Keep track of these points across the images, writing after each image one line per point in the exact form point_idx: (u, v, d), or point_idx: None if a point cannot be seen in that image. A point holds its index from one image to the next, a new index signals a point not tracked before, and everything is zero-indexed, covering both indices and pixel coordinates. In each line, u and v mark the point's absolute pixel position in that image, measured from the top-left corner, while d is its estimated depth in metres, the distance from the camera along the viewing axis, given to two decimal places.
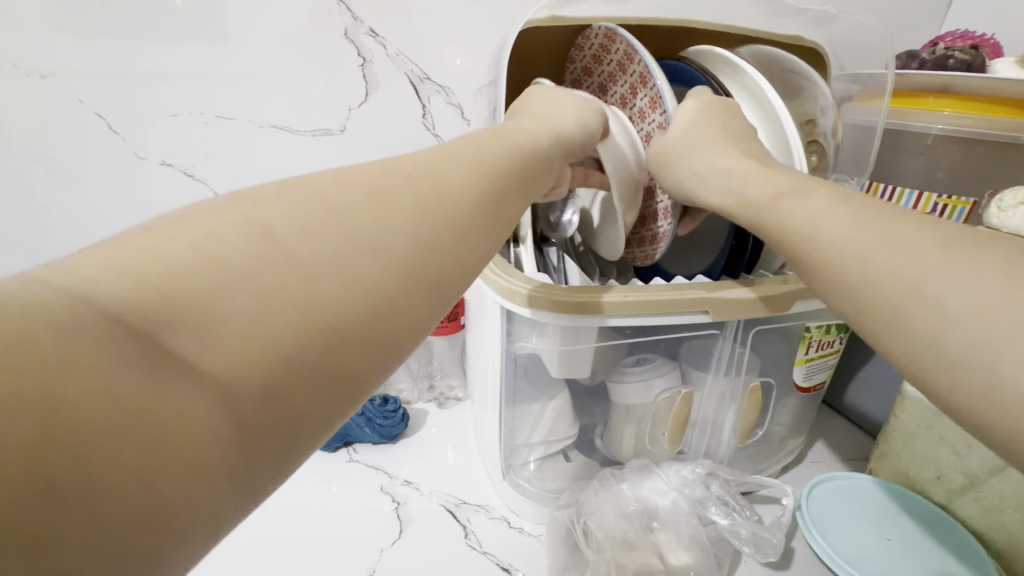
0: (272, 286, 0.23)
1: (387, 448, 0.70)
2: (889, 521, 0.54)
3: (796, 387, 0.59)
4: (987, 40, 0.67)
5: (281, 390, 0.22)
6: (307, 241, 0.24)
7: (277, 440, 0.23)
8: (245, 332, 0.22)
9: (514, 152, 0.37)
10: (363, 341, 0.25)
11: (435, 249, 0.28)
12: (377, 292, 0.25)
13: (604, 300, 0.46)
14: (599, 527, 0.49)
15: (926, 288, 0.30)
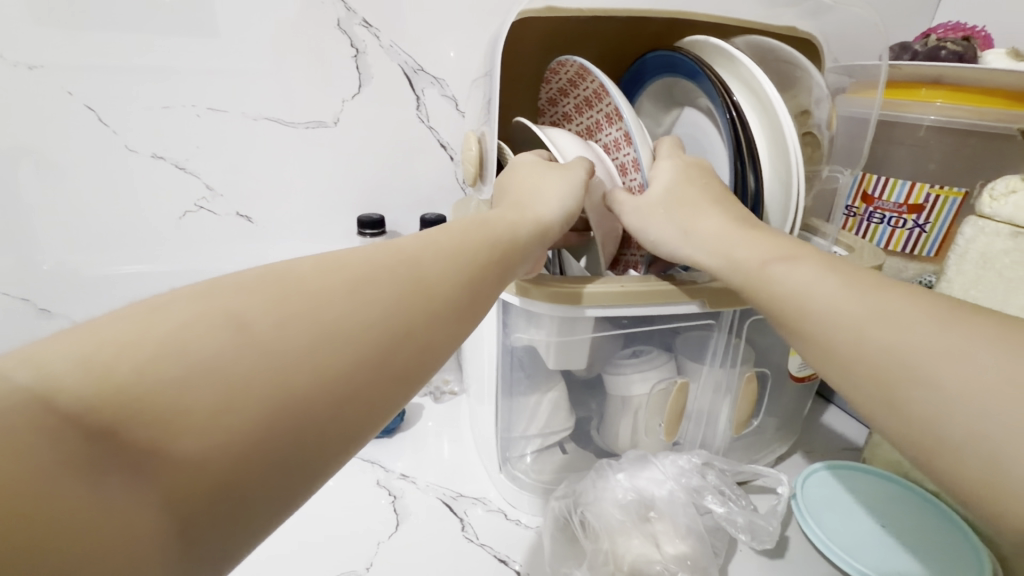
0: (239, 385, 0.24)
1: (383, 443, 0.70)
2: (883, 508, 0.54)
3: (791, 377, 0.60)
4: (979, 31, 0.68)
5: (232, 478, 0.23)
6: (278, 339, 0.26)
7: (221, 529, 0.23)
8: (209, 433, 0.23)
9: (492, 233, 0.39)
10: (322, 439, 0.26)
11: (402, 339, 0.30)
12: (338, 386, 0.27)
13: (587, 290, 0.46)
14: (597, 518, 0.49)
15: (922, 368, 0.30)
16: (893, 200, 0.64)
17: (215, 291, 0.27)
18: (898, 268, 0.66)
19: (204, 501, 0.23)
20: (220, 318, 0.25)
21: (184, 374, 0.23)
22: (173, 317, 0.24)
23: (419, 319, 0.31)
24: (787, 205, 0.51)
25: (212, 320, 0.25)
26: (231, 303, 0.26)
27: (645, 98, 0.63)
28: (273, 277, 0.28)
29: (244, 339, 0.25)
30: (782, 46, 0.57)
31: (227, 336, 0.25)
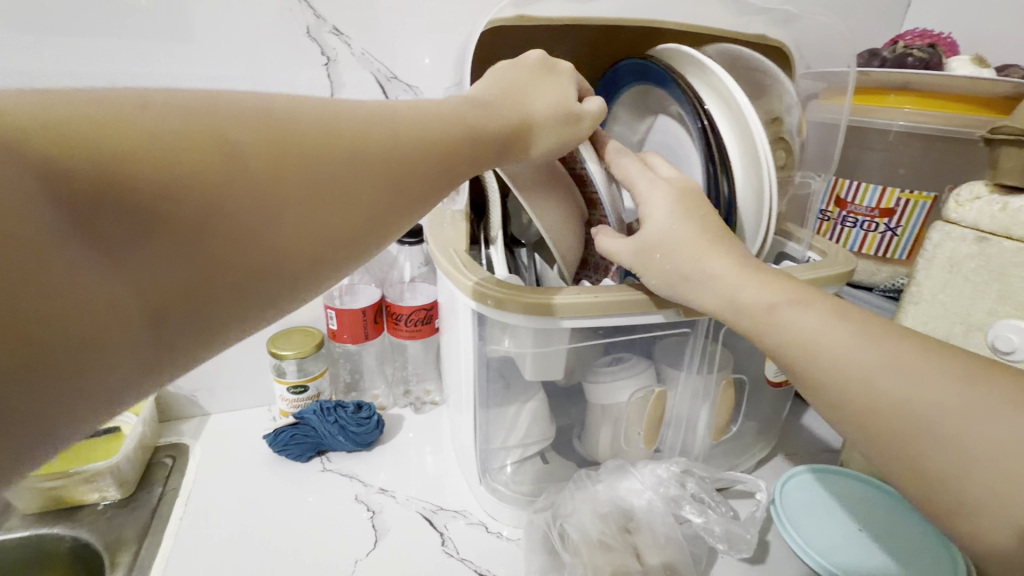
0: (83, 279, 0.20)
1: (362, 456, 0.69)
2: (859, 511, 0.55)
3: (768, 382, 0.60)
4: (945, 39, 0.69)
5: (124, 329, 0.22)
6: (152, 220, 0.22)
7: (103, 372, 0.22)
8: (47, 327, 0.20)
9: (466, 129, 0.34)
10: (190, 327, 0.24)
11: (310, 242, 0.26)
12: (219, 281, 0.24)
13: (558, 300, 0.46)
14: (576, 530, 0.49)
15: (927, 425, 0.31)
16: (866, 204, 0.64)
17: (84, 111, 0.21)
18: (871, 271, 0.67)
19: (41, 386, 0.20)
20: (73, 176, 0.20)
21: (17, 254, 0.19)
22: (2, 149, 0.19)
23: (340, 224, 0.27)
24: (758, 215, 0.51)
25: (59, 177, 0.20)
26: (99, 127, 0.21)
27: (619, 105, 0.63)
28: (171, 114, 0.23)
29: (103, 218, 0.21)
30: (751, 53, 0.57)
31: (83, 215, 0.20)
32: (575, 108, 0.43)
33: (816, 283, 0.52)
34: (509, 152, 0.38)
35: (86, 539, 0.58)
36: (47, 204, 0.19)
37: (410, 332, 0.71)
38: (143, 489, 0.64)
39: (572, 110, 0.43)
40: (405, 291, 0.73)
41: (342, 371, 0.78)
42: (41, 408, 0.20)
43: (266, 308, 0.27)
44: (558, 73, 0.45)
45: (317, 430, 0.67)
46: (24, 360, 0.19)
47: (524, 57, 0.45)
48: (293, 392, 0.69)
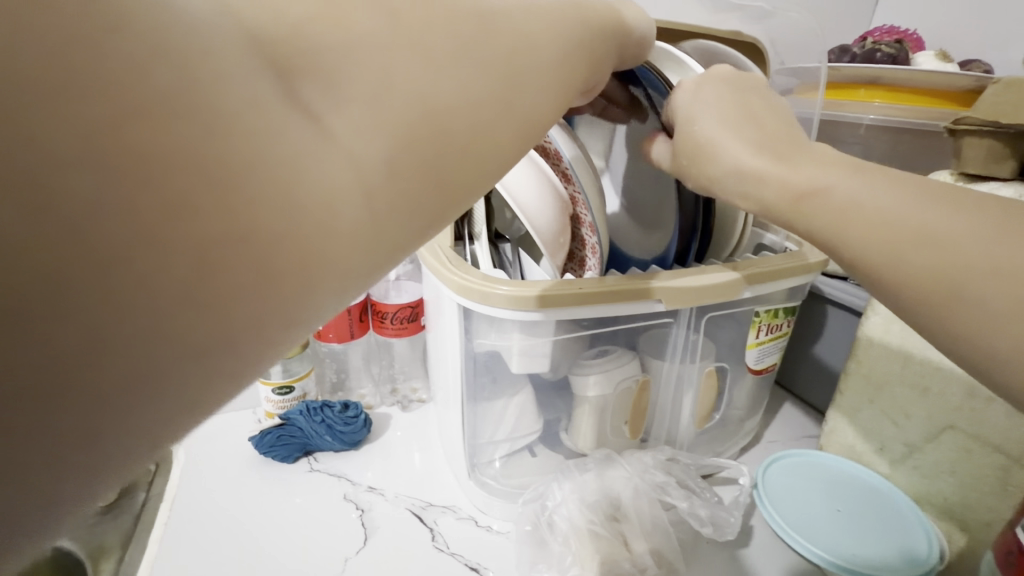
0: (288, 150, 0.18)
1: (350, 455, 0.69)
2: (839, 494, 0.56)
3: (749, 370, 0.61)
4: (912, 35, 0.71)
5: (329, 199, 0.19)
6: (349, 89, 0.19)
7: (313, 254, 0.19)
8: (247, 210, 0.17)
9: (603, 23, 0.31)
10: (390, 222, 0.21)
11: (489, 124, 0.23)
12: (410, 167, 0.21)
13: (656, 286, 0.49)
14: (564, 519, 0.49)
15: (970, 284, 0.28)
16: None
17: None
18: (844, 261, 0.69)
19: (251, 283, 0.17)
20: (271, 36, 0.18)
21: (222, 110, 0.16)
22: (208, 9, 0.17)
23: (509, 106, 0.24)
24: (736, 218, 0.57)
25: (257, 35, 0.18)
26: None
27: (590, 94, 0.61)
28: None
29: (307, 85, 0.18)
30: (727, 51, 0.60)
31: (285, 76, 0.18)
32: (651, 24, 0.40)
33: (790, 274, 0.54)
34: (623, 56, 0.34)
35: (68, 547, 0.57)
36: (251, 65, 0.17)
37: (396, 330, 0.71)
38: (125, 494, 0.62)
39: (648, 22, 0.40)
40: (390, 289, 0.73)
41: (327, 371, 0.77)
42: (253, 307, 0.18)
43: (460, 192, 0.23)
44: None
45: (304, 430, 0.67)
46: (233, 240, 0.17)
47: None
48: (278, 392, 0.69)
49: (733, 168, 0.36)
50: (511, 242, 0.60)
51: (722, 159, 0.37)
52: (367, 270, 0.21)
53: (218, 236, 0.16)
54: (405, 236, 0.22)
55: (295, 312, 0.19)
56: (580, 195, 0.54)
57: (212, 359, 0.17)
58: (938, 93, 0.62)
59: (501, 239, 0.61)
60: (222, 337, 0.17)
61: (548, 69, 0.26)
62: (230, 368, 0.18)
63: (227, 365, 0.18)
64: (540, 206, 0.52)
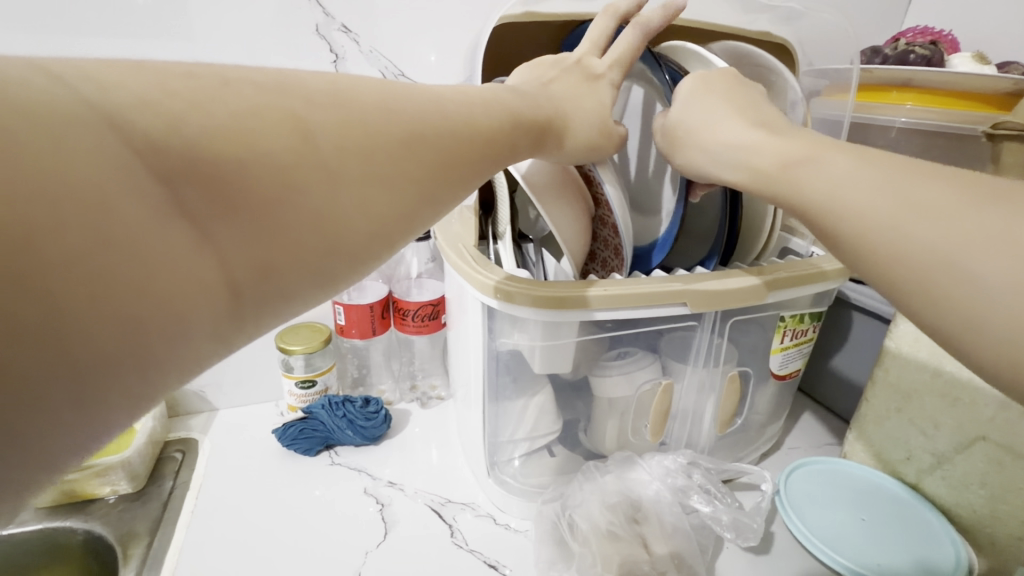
0: (157, 249, 0.20)
1: (370, 450, 0.70)
2: (863, 503, 0.55)
3: (773, 374, 0.60)
4: (946, 36, 0.70)
5: (204, 292, 0.22)
6: (228, 194, 0.22)
7: (190, 333, 0.22)
8: (123, 303, 0.20)
9: (512, 119, 0.36)
10: (254, 302, 0.24)
11: (370, 220, 0.27)
12: (279, 259, 0.24)
13: (589, 295, 0.47)
14: (585, 520, 0.49)
15: (956, 262, 0.27)
16: None
17: (168, 88, 0.22)
18: None
19: (138, 360, 0.21)
20: (158, 146, 0.20)
21: (94, 217, 0.19)
22: (91, 120, 0.19)
23: (395, 201, 0.28)
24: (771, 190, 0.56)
25: (145, 147, 0.20)
26: (185, 104, 0.22)
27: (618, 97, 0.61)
28: (245, 90, 0.24)
29: (193, 191, 0.21)
30: (757, 51, 0.59)
31: (176, 182, 0.21)
32: (608, 115, 0.46)
33: (816, 279, 0.53)
34: (544, 142, 0.40)
35: (100, 532, 0.59)
36: (129, 172, 0.20)
37: (417, 327, 0.71)
38: (154, 483, 0.64)
39: (604, 118, 0.46)
40: (411, 287, 0.73)
41: (349, 366, 0.78)
42: (111, 380, 0.20)
43: (333, 283, 0.27)
44: (598, 81, 0.47)
45: (326, 424, 0.68)
46: (120, 322, 0.20)
47: (564, 60, 0.47)
48: (301, 386, 0.70)
49: (725, 147, 0.40)
50: (535, 242, 0.60)
51: (716, 142, 0.41)
52: (228, 342, 0.24)
53: (81, 323, 0.19)
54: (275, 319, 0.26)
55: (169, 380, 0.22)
56: (604, 197, 0.54)
57: (99, 416, 0.21)
58: (974, 97, 0.61)
59: (525, 239, 0.61)
60: (87, 404, 0.20)
61: (446, 171, 0.30)
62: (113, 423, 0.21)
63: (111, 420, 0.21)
64: (562, 208, 0.52)
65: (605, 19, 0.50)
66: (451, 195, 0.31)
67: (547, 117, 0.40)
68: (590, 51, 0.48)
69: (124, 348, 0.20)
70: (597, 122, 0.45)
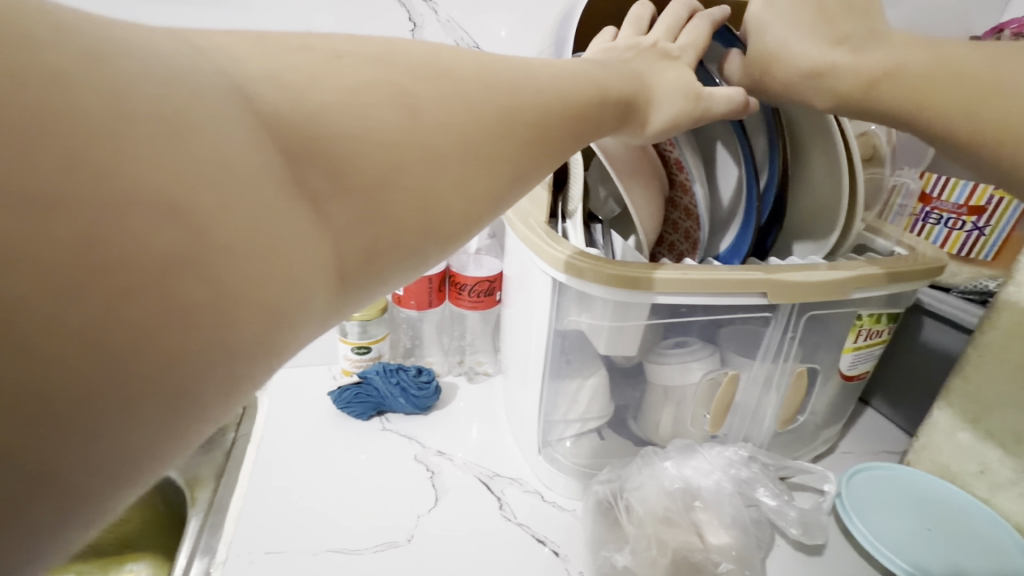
0: (282, 226, 0.20)
1: (420, 419, 0.71)
2: (931, 513, 0.53)
3: (840, 374, 0.58)
4: None
5: (317, 268, 0.21)
6: (342, 170, 0.22)
7: (303, 314, 0.21)
8: (250, 274, 0.19)
9: (596, 85, 0.34)
10: (359, 283, 0.23)
11: (466, 200, 0.26)
12: (384, 236, 0.23)
13: (659, 277, 0.46)
14: (642, 505, 0.49)
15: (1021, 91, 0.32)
16: (953, 200, 0.63)
17: (289, 69, 0.21)
18: (951, 272, 0.65)
19: (261, 336, 0.19)
20: (280, 116, 0.20)
21: (223, 188, 0.18)
22: (220, 91, 0.19)
23: (490, 181, 0.27)
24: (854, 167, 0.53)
25: (267, 117, 0.20)
26: (295, 75, 0.21)
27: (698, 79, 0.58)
28: (355, 64, 0.23)
29: (303, 161, 0.21)
30: None
31: (288, 151, 0.20)
32: (691, 87, 0.42)
33: (902, 277, 0.52)
34: (628, 119, 0.37)
35: (169, 474, 0.63)
36: (257, 141, 0.20)
37: (472, 302, 0.72)
38: (217, 432, 0.67)
39: (688, 90, 0.42)
40: (469, 262, 0.74)
41: (402, 337, 0.80)
42: (247, 367, 0.19)
43: (421, 264, 0.26)
44: (675, 59, 0.43)
45: (380, 390, 0.70)
46: (245, 296, 0.19)
47: (641, 40, 0.44)
48: (357, 351, 0.72)
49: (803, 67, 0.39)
50: (604, 223, 0.59)
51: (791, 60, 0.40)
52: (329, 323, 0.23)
53: (213, 303, 0.18)
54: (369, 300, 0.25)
55: (279, 361, 0.21)
56: (685, 177, 0.53)
57: (220, 400, 0.19)
58: None
59: (594, 220, 0.59)
60: (215, 382, 0.18)
61: (536, 145, 0.29)
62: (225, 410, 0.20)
63: (227, 405, 0.19)
64: (640, 187, 0.51)
65: (683, 8, 0.49)
66: (542, 166, 0.30)
67: (625, 83, 0.37)
68: (664, 34, 0.45)
69: (245, 324, 0.19)
70: (685, 100, 0.41)
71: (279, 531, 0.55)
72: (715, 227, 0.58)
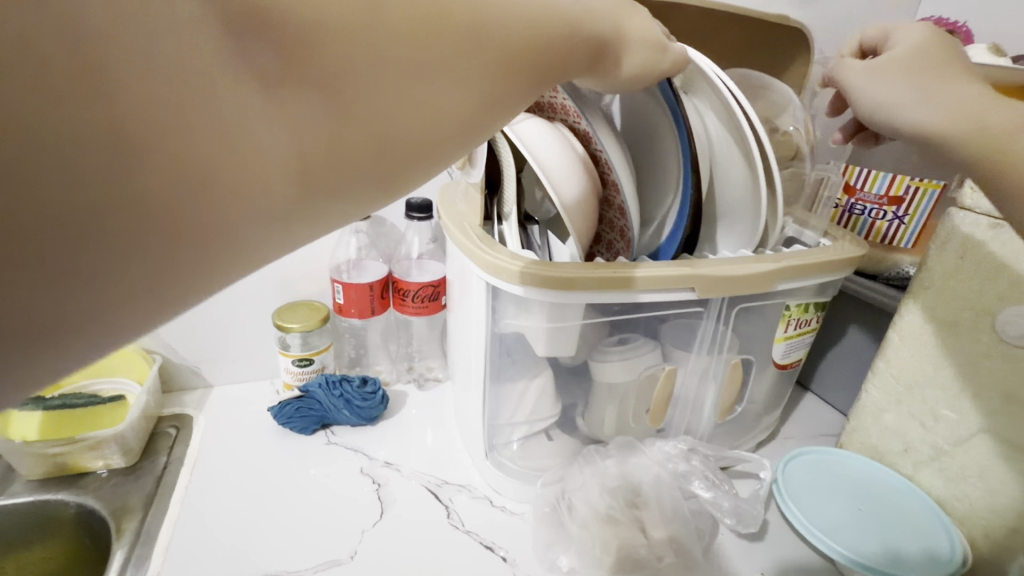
0: (212, 118, 0.20)
1: (366, 431, 0.69)
2: (860, 493, 0.55)
3: (774, 364, 0.60)
4: (961, 27, 0.69)
5: (256, 165, 0.22)
6: (286, 67, 0.21)
7: (243, 208, 0.22)
8: (179, 163, 0.20)
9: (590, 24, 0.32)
10: (311, 192, 0.24)
11: (433, 118, 0.25)
12: (334, 149, 0.23)
13: (587, 276, 0.46)
14: (582, 503, 0.49)
15: None
16: (875, 190, 0.65)
17: None
18: (878, 260, 0.66)
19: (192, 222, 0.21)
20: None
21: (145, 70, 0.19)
22: None
23: (460, 103, 0.26)
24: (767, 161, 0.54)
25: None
26: None
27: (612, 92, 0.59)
28: None
29: (241, 49, 0.20)
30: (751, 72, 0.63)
31: (226, 39, 0.20)
32: (662, 37, 0.36)
33: (823, 267, 0.53)
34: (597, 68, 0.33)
35: (91, 506, 0.58)
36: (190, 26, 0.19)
37: (416, 308, 0.70)
38: (147, 457, 0.64)
39: (659, 40, 0.36)
40: (411, 267, 0.72)
41: (346, 346, 0.78)
42: (178, 240, 0.21)
43: (387, 183, 0.26)
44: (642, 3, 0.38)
45: (322, 403, 0.67)
46: (170, 182, 0.20)
47: None
48: (297, 364, 0.69)
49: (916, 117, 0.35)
50: (540, 224, 0.59)
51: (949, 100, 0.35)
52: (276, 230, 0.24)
53: (138, 180, 0.19)
54: (330, 211, 0.25)
55: (217, 249, 0.22)
56: (614, 177, 0.54)
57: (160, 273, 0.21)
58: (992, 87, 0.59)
59: (530, 220, 0.59)
60: (148, 253, 0.20)
61: (514, 68, 0.28)
62: (166, 284, 0.22)
63: (166, 279, 0.21)
64: (569, 187, 0.51)
65: None
66: (518, 94, 0.28)
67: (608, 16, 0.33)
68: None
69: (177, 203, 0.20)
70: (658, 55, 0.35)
71: (209, 560, 0.52)
72: (651, 222, 0.59)
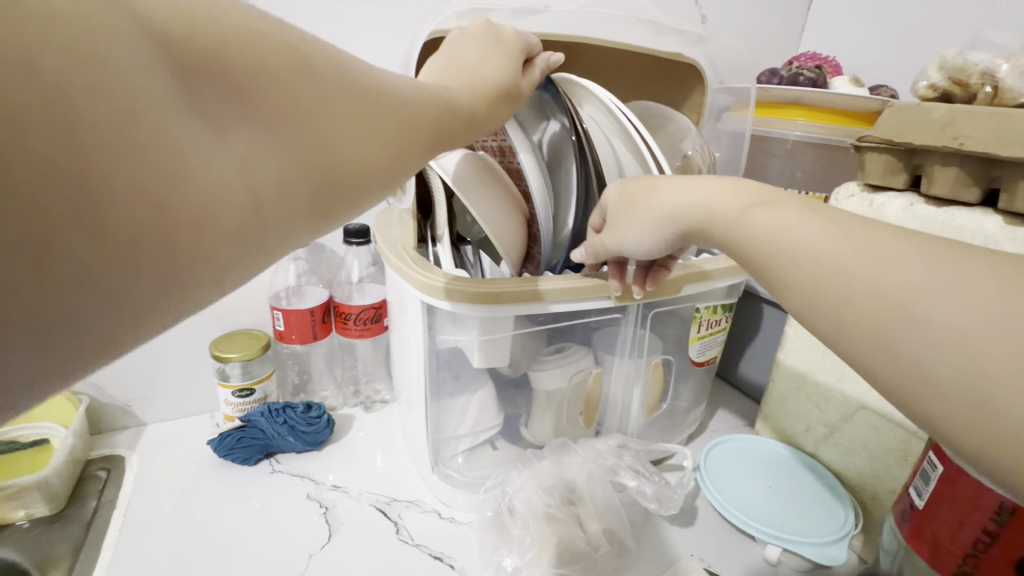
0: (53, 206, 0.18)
1: (312, 456, 0.69)
2: (770, 473, 0.62)
3: (692, 362, 0.66)
4: (829, 62, 0.80)
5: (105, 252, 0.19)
6: (140, 140, 0.19)
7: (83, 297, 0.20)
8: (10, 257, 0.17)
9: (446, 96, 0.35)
10: (172, 271, 0.22)
11: (300, 183, 0.26)
12: (202, 222, 0.22)
13: (513, 289, 0.50)
14: (522, 504, 0.52)
15: (919, 308, 0.25)
16: None
17: None
18: None
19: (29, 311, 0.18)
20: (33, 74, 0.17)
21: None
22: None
23: (326, 170, 0.27)
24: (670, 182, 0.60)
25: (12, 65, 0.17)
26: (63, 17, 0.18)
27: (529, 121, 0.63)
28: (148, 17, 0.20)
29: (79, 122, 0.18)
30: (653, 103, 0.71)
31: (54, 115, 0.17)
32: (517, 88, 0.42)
33: (726, 272, 0.59)
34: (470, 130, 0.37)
35: (11, 558, 0.55)
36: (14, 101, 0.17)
37: (359, 330, 0.72)
38: (75, 504, 0.61)
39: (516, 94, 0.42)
40: (353, 291, 0.75)
41: (289, 373, 0.78)
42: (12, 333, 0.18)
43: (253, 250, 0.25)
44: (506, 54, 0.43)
45: (265, 432, 0.67)
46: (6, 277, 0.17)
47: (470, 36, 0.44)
48: (238, 395, 0.69)
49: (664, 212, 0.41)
50: (473, 244, 0.63)
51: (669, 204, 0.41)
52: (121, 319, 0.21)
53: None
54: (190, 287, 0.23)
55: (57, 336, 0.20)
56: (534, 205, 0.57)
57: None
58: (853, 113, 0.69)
59: (463, 241, 0.63)
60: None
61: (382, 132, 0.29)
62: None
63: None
64: (494, 210, 0.55)
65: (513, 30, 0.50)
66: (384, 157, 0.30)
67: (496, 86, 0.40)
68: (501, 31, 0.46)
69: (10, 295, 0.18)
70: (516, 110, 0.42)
71: None
72: None
